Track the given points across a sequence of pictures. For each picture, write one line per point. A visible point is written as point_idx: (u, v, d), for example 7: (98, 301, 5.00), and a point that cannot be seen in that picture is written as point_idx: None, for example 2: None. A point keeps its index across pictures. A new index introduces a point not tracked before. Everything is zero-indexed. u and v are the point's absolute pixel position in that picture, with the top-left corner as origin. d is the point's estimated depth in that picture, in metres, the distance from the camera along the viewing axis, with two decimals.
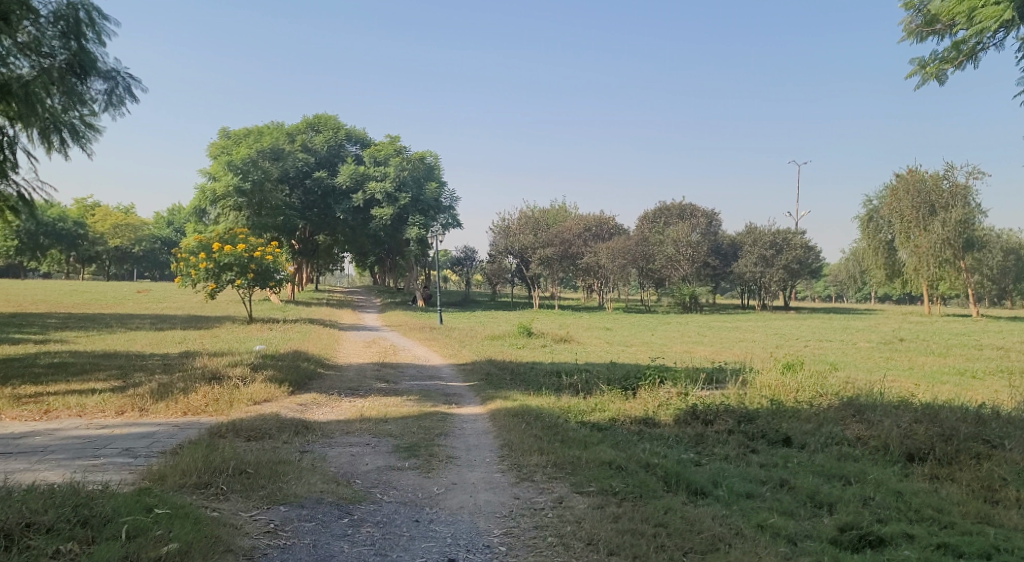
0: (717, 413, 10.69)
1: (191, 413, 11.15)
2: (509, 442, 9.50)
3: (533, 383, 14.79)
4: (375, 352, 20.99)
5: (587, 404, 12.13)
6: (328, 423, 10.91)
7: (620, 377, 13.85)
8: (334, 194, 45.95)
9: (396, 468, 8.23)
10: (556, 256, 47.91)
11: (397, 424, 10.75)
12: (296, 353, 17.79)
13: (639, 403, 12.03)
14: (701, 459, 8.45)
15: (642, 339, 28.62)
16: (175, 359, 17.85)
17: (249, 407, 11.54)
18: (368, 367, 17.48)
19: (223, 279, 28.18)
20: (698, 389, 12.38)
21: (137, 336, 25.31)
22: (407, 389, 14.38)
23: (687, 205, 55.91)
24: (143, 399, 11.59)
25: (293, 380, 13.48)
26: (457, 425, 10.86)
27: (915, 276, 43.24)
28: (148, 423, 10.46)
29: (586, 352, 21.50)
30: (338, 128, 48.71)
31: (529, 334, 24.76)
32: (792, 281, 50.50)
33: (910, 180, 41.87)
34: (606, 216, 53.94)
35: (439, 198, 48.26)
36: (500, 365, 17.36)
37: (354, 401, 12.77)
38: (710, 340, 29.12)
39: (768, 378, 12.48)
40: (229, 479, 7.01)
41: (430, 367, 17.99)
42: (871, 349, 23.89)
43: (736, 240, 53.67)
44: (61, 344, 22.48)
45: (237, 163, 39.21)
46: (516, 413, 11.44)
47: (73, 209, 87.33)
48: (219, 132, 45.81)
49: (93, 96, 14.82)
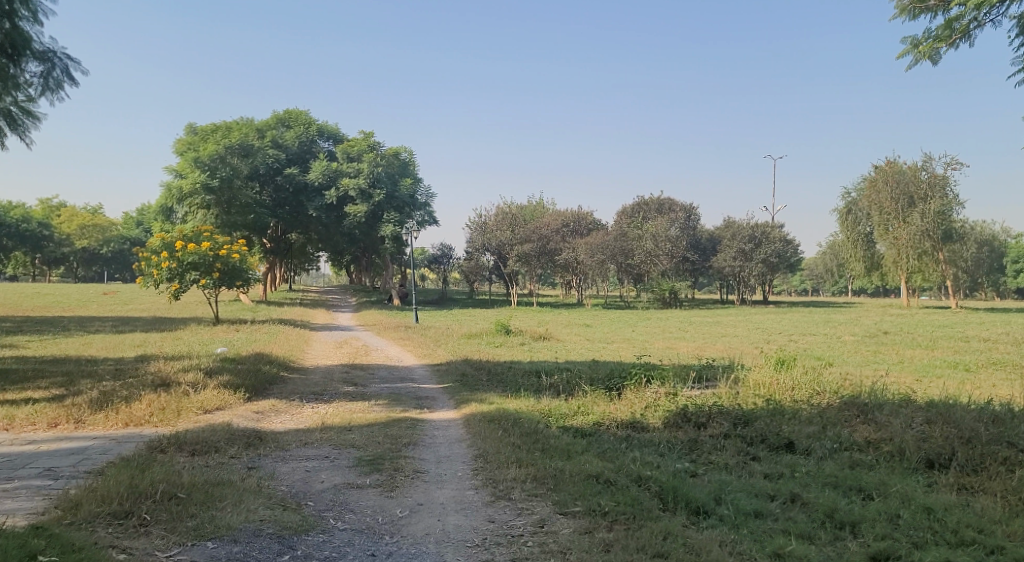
0: (710, 416, 9.85)
1: (133, 425, 10.12)
2: (484, 452, 8.56)
3: (512, 384, 13.87)
4: (345, 353, 19.98)
5: (570, 407, 11.21)
6: (285, 433, 9.95)
7: (605, 377, 12.98)
8: (306, 191, 44.62)
9: (355, 486, 7.26)
10: (535, 252, 46.50)
11: (362, 433, 9.80)
12: (259, 355, 16.71)
13: (626, 405, 11.14)
14: (698, 468, 7.56)
15: (623, 335, 27.80)
16: (129, 364, 16.71)
17: (199, 417, 10.52)
18: (336, 369, 16.46)
19: (186, 280, 26.87)
20: (687, 389, 11.52)
21: (94, 340, 24.06)
22: (376, 392, 13.40)
23: (665, 199, 55.28)
24: (80, 409, 10.55)
25: (251, 385, 12.47)
26: (428, 433, 9.90)
27: (894, 268, 42.85)
28: (82, 438, 9.43)
29: (566, 350, 20.61)
30: (310, 123, 47.46)
31: (507, 332, 23.85)
32: (772, 274, 49.97)
33: (889, 171, 41.52)
34: (583, 211, 53.19)
35: (414, 195, 47.13)
36: (476, 364, 16.41)
37: (316, 408, 11.78)
38: (692, 335, 28.39)
39: (763, 375, 11.63)
40: (154, 506, 6.02)
41: (402, 368, 16.99)
42: (856, 343, 23.25)
43: (714, 235, 53.14)
44: (10, 349, 21.20)
45: (204, 160, 37.83)
46: (492, 418, 10.50)
47: (37, 210, 85.48)
48: (186, 127, 44.42)
49: (28, 79, 13.67)
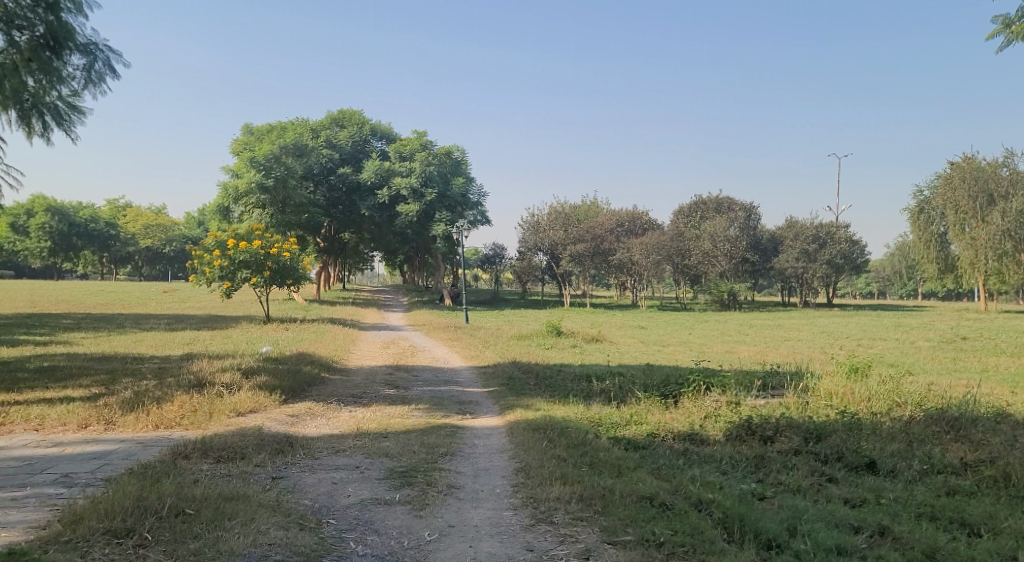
0: (778, 429, 8.94)
1: (162, 428, 9.67)
2: (527, 465, 7.83)
3: (561, 389, 13.12)
4: (391, 353, 19.50)
5: (623, 416, 10.42)
6: (318, 439, 9.39)
7: (659, 384, 12.15)
8: (359, 191, 44.48)
9: (383, 502, 6.61)
10: (588, 252, 45.74)
11: (398, 440, 9.19)
12: (302, 355, 16.28)
13: (683, 415, 10.29)
14: (766, 489, 6.71)
15: (679, 338, 26.76)
16: (174, 362, 16.46)
17: (231, 420, 10.04)
18: (379, 370, 15.93)
19: (238, 278, 26.74)
20: (750, 398, 10.59)
21: (146, 338, 24.11)
22: (418, 396, 12.79)
23: (723, 198, 53.71)
24: (111, 409, 10.17)
25: (289, 387, 11.98)
26: (468, 442, 9.23)
27: (970, 270, 40.65)
28: (108, 441, 9.02)
29: (620, 353, 19.71)
30: (363, 122, 47.36)
31: (558, 333, 23.09)
32: (837, 276, 48.01)
33: (966, 168, 39.42)
34: (639, 211, 52.03)
35: (467, 194, 46.68)
36: (525, 367, 15.70)
37: (354, 412, 11.23)
38: (752, 339, 27.17)
39: (834, 383, 10.64)
40: (159, 524, 5.49)
41: (448, 370, 16.36)
42: (932, 349, 21.80)
43: (775, 235, 51.38)
44: (63, 346, 21.29)
45: (260, 160, 37.90)
46: (537, 427, 9.78)
47: (105, 210, 88.13)
48: (242, 127, 44.86)
49: (71, 73, 13.40)
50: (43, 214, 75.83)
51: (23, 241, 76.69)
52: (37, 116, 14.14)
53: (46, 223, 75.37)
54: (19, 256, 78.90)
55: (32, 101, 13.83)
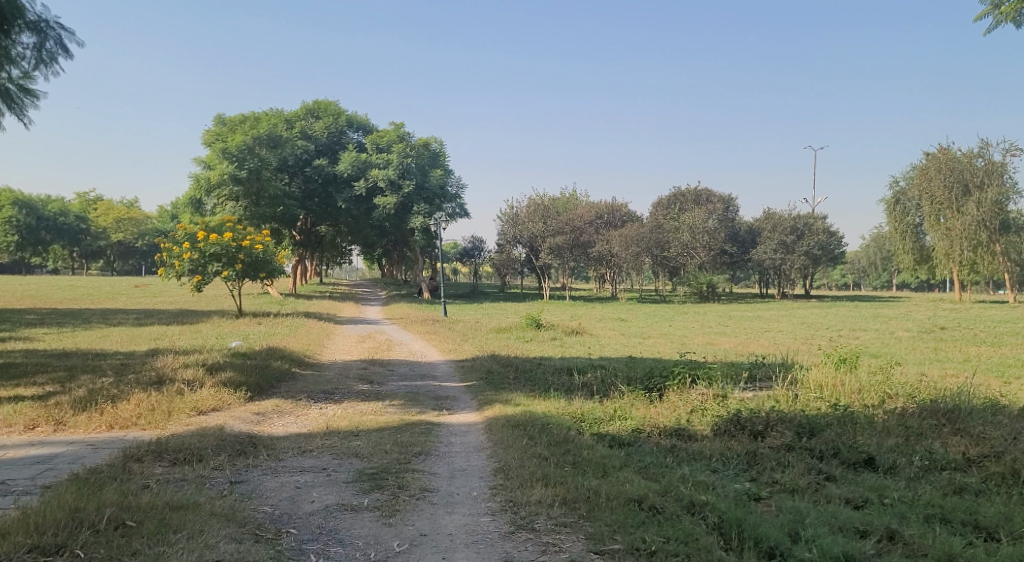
0: (769, 424, 8.52)
1: (117, 428, 9.08)
2: (506, 464, 7.34)
3: (541, 383, 12.64)
4: (367, 347, 18.92)
5: (606, 411, 9.96)
6: (284, 439, 8.83)
7: (643, 377, 11.70)
8: (335, 182, 43.59)
9: (349, 509, 6.09)
10: (568, 244, 45.42)
11: (368, 439, 8.67)
12: (272, 350, 15.64)
13: (669, 410, 9.85)
14: (761, 489, 6.28)
15: (660, 330, 26.36)
16: (138, 358, 15.78)
17: (192, 419, 9.46)
18: (352, 365, 15.33)
19: (209, 271, 25.98)
20: (738, 390, 10.17)
21: (112, 333, 23.31)
22: (392, 391, 12.25)
23: (702, 189, 53.46)
24: (63, 409, 9.55)
25: (256, 383, 11.39)
26: (443, 440, 8.71)
27: (946, 260, 40.62)
28: (57, 444, 8.42)
29: (601, 345, 19.26)
30: (339, 113, 46.41)
31: (538, 325, 22.62)
32: (814, 268, 47.88)
33: (942, 158, 39.31)
34: (618, 203, 51.66)
35: (445, 186, 45.99)
36: (504, 361, 15.16)
37: (324, 409, 10.66)
38: (732, 330, 26.84)
39: (824, 374, 10.23)
40: (97, 541, 4.98)
41: (425, 364, 15.80)
42: (914, 338, 21.57)
43: (754, 227, 51.23)
44: (23, 342, 20.46)
45: (232, 151, 36.97)
46: (517, 424, 9.28)
47: (75, 204, 86.43)
48: (214, 118, 43.85)
49: (21, 52, 12.75)
50: (9, 208, 73.79)
51: None
52: None
53: (12, 217, 73.47)
54: None
55: None
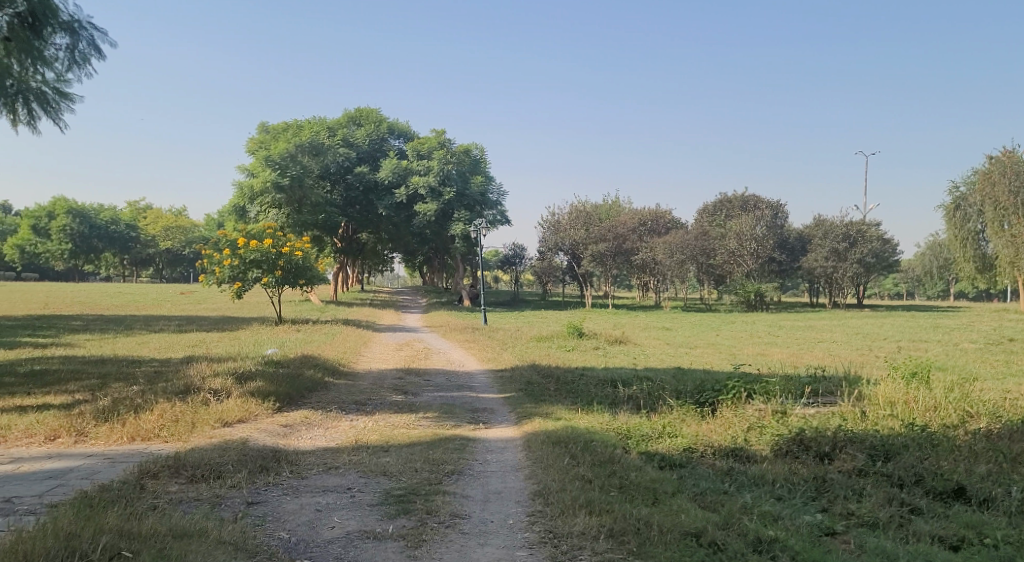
0: (837, 445, 7.74)
1: (138, 440, 8.65)
2: (546, 487, 6.68)
3: (584, 396, 11.95)
4: (403, 356, 18.41)
5: (655, 426, 9.24)
6: (309, 454, 8.31)
7: (694, 390, 10.95)
8: (376, 190, 43.41)
9: (372, 536, 5.52)
10: (610, 251, 44.50)
11: (398, 456, 8.09)
12: (306, 358, 15.22)
13: (723, 427, 9.10)
14: (835, 522, 5.57)
15: (708, 340, 25.39)
16: (172, 366, 15.47)
17: (216, 431, 8.99)
18: (388, 375, 14.81)
19: (249, 278, 25.79)
20: (798, 406, 9.37)
21: (151, 340, 23.22)
22: (427, 403, 11.67)
23: (749, 196, 52.17)
24: (84, 419, 9.14)
25: (285, 393, 10.91)
26: (478, 457, 8.09)
27: (1010, 269, 38.76)
28: (74, 456, 7.99)
29: (646, 356, 18.47)
30: (380, 120, 46.30)
31: (580, 334, 21.90)
32: (867, 276, 46.22)
33: (1006, 161, 37.59)
34: (662, 209, 50.98)
35: (486, 193, 45.50)
36: (545, 371, 14.47)
37: (355, 421, 10.12)
38: (784, 341, 25.75)
39: (894, 388, 9.38)
40: None
41: (463, 374, 15.20)
42: (982, 351, 20.30)
43: (804, 234, 49.82)
44: (62, 348, 20.42)
45: (275, 158, 37.09)
46: (559, 440, 8.62)
47: (126, 212, 88.36)
48: (258, 126, 44.08)
49: (55, 53, 12.50)
50: (63, 216, 76.12)
51: (44, 244, 77.27)
52: (22, 101, 13.38)
53: (67, 225, 75.71)
54: (41, 259, 79.34)
55: (14, 84, 13.02)
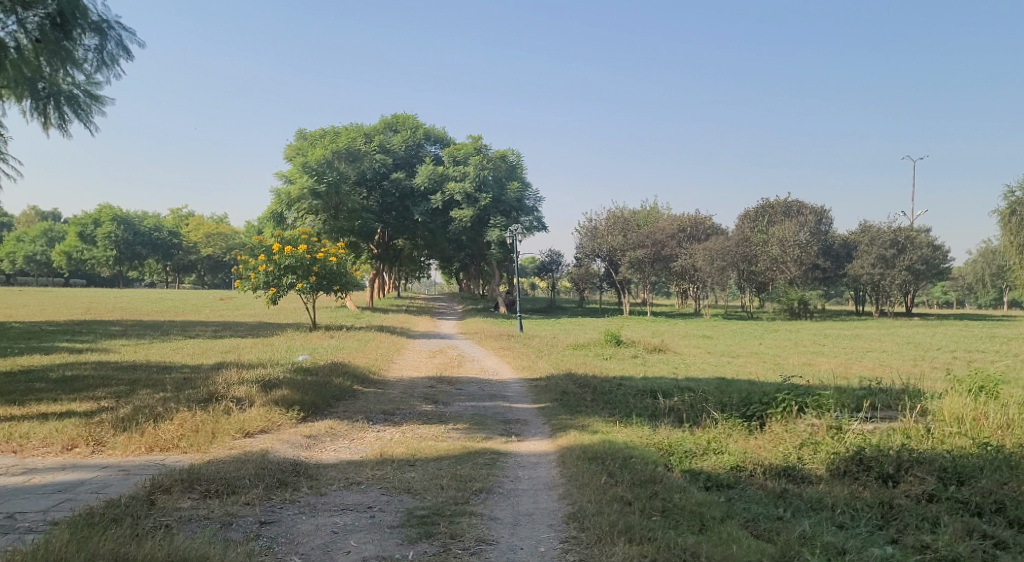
0: (900, 465, 7.10)
1: (156, 451, 8.31)
2: (581, 508, 6.17)
3: (622, 407, 11.36)
4: (437, 363, 17.97)
5: (699, 441, 8.64)
6: (331, 468, 7.88)
7: (740, 403, 10.32)
8: (412, 196, 43.25)
9: None
10: (649, 258, 43.76)
11: (424, 472, 7.62)
12: (336, 365, 14.84)
13: (773, 444, 8.48)
14: None
15: (751, 349, 24.56)
16: (202, 372, 15.20)
17: (236, 442, 8.61)
18: (419, 383, 14.34)
19: (284, 284, 25.61)
20: (856, 421, 8.69)
21: (186, 346, 23.12)
22: (458, 413, 11.19)
23: (792, 201, 50.96)
24: (102, 427, 8.81)
25: (311, 402, 10.52)
26: (509, 473, 7.59)
27: None
28: (88, 468, 7.65)
29: (687, 365, 17.82)
30: (417, 127, 45.71)
31: (618, 342, 21.31)
32: (917, 284, 44.68)
33: None
34: (702, 215, 50.02)
35: (523, 198, 44.97)
36: (581, 381, 13.88)
37: (381, 433, 9.68)
38: (831, 350, 24.75)
39: (961, 403, 8.66)
40: None
41: (496, 383, 14.66)
42: None
43: (849, 240, 48.51)
44: (97, 353, 20.36)
45: (312, 164, 37.23)
46: (596, 455, 8.08)
47: (169, 219, 89.94)
48: (296, 132, 44.26)
49: (83, 55, 12.30)
50: (109, 223, 77.69)
51: (90, 250, 79.03)
52: (53, 105, 13.15)
53: (111, 232, 77.45)
54: (88, 265, 81.09)
55: (45, 88, 12.82)
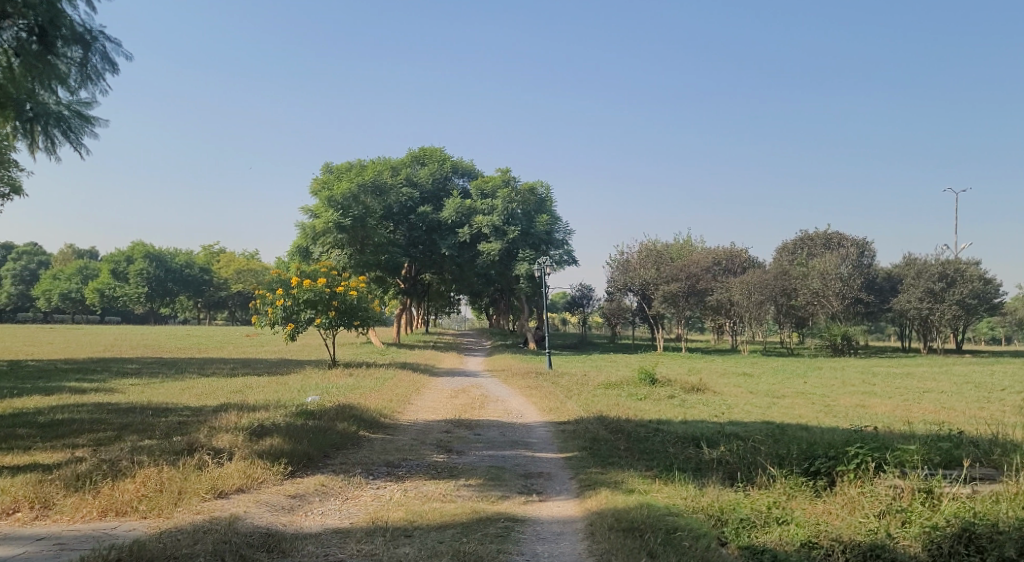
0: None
1: (110, 516, 6.98)
2: None
3: (661, 459, 9.85)
4: (457, 405, 16.53)
5: (757, 506, 7.15)
6: (311, 540, 6.53)
7: (801, 456, 8.76)
8: (440, 230, 42.13)
9: None
10: (683, 292, 41.90)
11: (422, 547, 6.30)
12: (344, 407, 13.47)
13: (848, 511, 6.97)
14: None
15: (797, 389, 22.76)
16: (200, 415, 13.93)
17: (206, 505, 7.27)
18: (434, 428, 12.93)
19: (302, 319, 24.40)
20: (950, 483, 7.20)
21: (198, 384, 21.99)
22: (473, 465, 9.76)
23: (833, 233, 49.00)
24: (51, 486, 7.47)
25: (301, 454, 9.16)
26: (525, 551, 6.24)
27: None
28: (19, 542, 6.32)
29: (729, 406, 16.22)
30: (444, 159, 44.91)
31: (653, 381, 19.72)
32: (968, 318, 42.23)
33: None
34: (737, 248, 48.39)
35: (552, 232, 43.66)
36: (614, 425, 12.37)
37: (380, 490, 8.31)
38: (883, 390, 22.81)
39: None
40: None
41: (519, 428, 13.18)
42: None
43: (893, 273, 46.44)
44: (102, 393, 19.23)
45: (337, 199, 36.31)
46: (632, 525, 6.65)
47: (201, 256, 90.58)
48: (322, 167, 43.70)
49: (64, 69, 11.29)
50: (141, 260, 78.78)
51: (122, 287, 79.73)
52: (39, 129, 12.21)
53: (144, 268, 78.53)
54: (120, 303, 81.36)
55: (30, 108, 11.87)
